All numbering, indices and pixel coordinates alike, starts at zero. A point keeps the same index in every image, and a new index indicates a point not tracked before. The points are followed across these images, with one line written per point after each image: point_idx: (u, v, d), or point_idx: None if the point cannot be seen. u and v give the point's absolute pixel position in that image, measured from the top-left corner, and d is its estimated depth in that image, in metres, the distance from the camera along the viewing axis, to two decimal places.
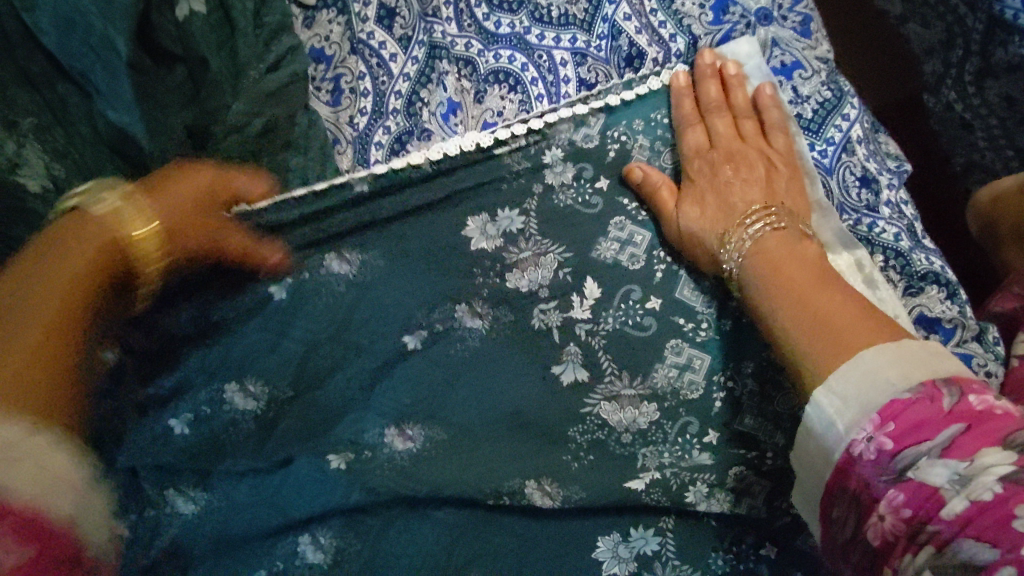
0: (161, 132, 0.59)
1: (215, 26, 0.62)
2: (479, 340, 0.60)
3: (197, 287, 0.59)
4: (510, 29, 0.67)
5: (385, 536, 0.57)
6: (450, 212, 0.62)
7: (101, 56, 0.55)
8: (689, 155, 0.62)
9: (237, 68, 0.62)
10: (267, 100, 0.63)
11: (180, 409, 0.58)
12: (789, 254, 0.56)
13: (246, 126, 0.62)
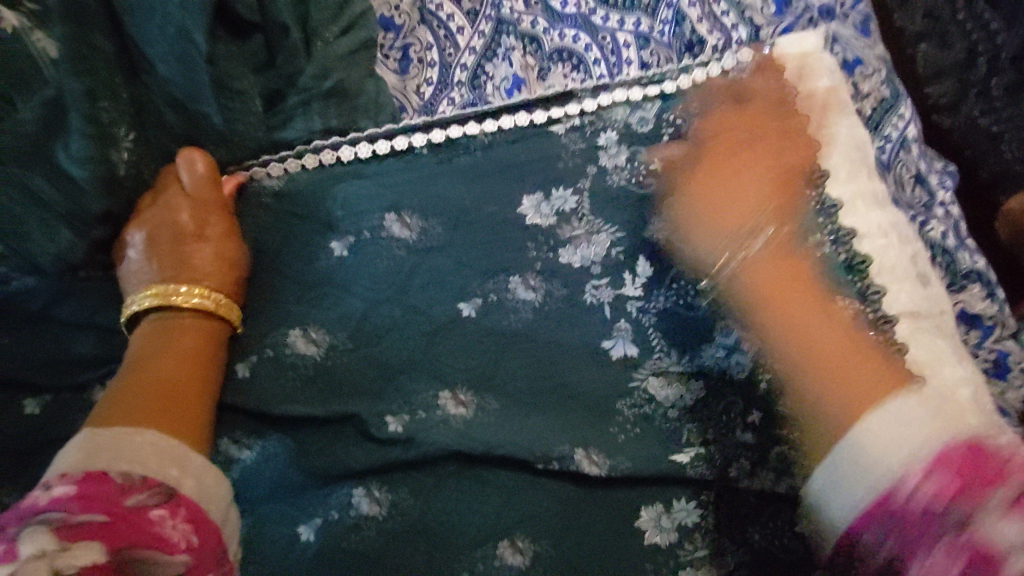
0: (234, 99, 0.64)
1: None
2: (534, 310, 0.63)
3: (274, 246, 0.64)
4: (576, 9, 0.69)
5: (437, 493, 0.59)
6: (510, 188, 0.65)
7: (177, 35, 0.59)
8: (703, 161, 0.64)
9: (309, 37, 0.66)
10: (337, 63, 0.66)
11: (246, 353, 0.61)
12: (792, 272, 0.58)
13: (314, 87, 0.65)
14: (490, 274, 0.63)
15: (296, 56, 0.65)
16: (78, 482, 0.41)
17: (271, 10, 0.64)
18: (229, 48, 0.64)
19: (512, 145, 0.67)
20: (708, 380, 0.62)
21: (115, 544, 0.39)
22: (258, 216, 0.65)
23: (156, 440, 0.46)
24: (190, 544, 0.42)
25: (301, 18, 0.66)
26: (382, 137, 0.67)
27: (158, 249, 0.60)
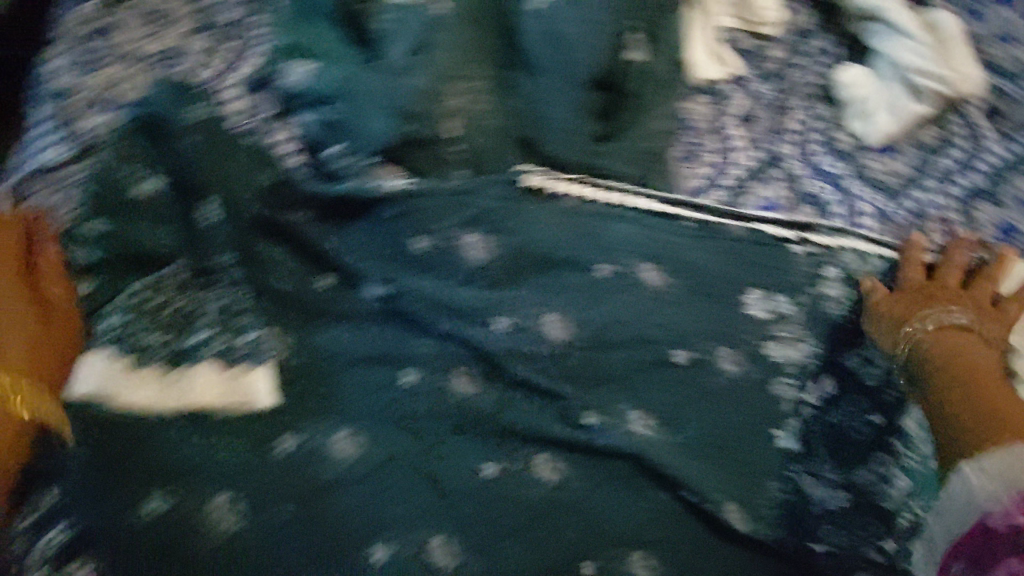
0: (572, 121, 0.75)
1: (647, 66, 0.78)
2: (726, 380, 0.74)
3: (549, 237, 0.72)
4: (835, 171, 0.85)
5: (601, 486, 0.69)
6: (739, 280, 0.79)
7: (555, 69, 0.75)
8: (903, 284, 0.78)
9: (641, 99, 0.78)
10: (655, 130, 0.78)
11: (507, 311, 0.71)
12: (957, 361, 0.71)
13: (623, 139, 0.78)
14: (706, 338, 0.75)
15: (618, 109, 0.79)
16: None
17: (624, 76, 0.78)
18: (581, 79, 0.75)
19: (754, 248, 0.80)
20: (854, 496, 0.71)
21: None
22: (539, 206, 0.73)
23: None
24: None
25: (642, 81, 0.78)
26: (659, 193, 0.79)
27: (61, 232, 0.69)
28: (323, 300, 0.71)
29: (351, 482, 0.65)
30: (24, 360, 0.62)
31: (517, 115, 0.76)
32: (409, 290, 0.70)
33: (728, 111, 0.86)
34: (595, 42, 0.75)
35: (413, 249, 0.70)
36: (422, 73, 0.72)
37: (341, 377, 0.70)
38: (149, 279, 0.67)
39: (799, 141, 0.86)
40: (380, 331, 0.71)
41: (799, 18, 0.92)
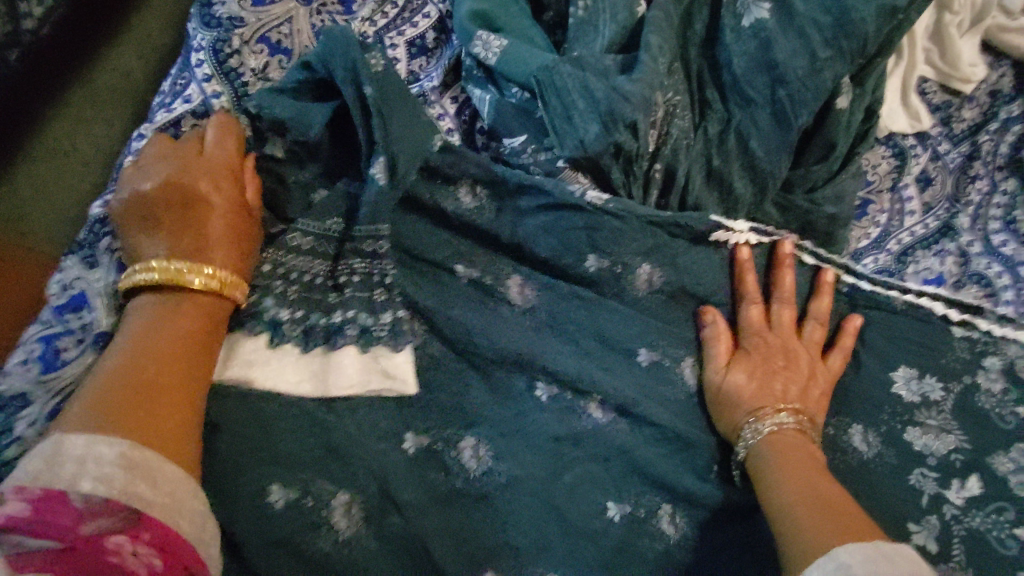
0: (769, 153, 0.67)
1: (851, 110, 0.72)
2: (858, 461, 0.69)
3: (717, 279, 0.68)
4: (1010, 253, 0.78)
5: (718, 556, 0.62)
6: (893, 356, 0.73)
7: (764, 92, 0.67)
8: (748, 329, 0.66)
9: (838, 143, 0.72)
10: (842, 180, 0.72)
11: (652, 345, 0.66)
12: (799, 453, 0.59)
13: (803, 185, 0.72)
14: (846, 412, 0.71)
15: (809, 158, 0.72)
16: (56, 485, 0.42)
17: (830, 115, 0.70)
18: (797, 109, 0.67)
19: (914, 322, 0.74)
20: None
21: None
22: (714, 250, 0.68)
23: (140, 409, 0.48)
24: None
25: (842, 125, 0.72)
26: (831, 247, 0.73)
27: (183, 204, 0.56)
28: (468, 296, 0.66)
29: (467, 499, 0.60)
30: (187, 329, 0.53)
31: (712, 141, 0.69)
32: (563, 303, 0.66)
33: (908, 171, 0.81)
34: (816, 74, 0.66)
35: (580, 266, 0.65)
36: (629, 76, 0.65)
37: (468, 380, 0.64)
38: (277, 245, 0.62)
39: (976, 216, 0.80)
40: (520, 345, 0.65)
41: (996, 85, 0.85)
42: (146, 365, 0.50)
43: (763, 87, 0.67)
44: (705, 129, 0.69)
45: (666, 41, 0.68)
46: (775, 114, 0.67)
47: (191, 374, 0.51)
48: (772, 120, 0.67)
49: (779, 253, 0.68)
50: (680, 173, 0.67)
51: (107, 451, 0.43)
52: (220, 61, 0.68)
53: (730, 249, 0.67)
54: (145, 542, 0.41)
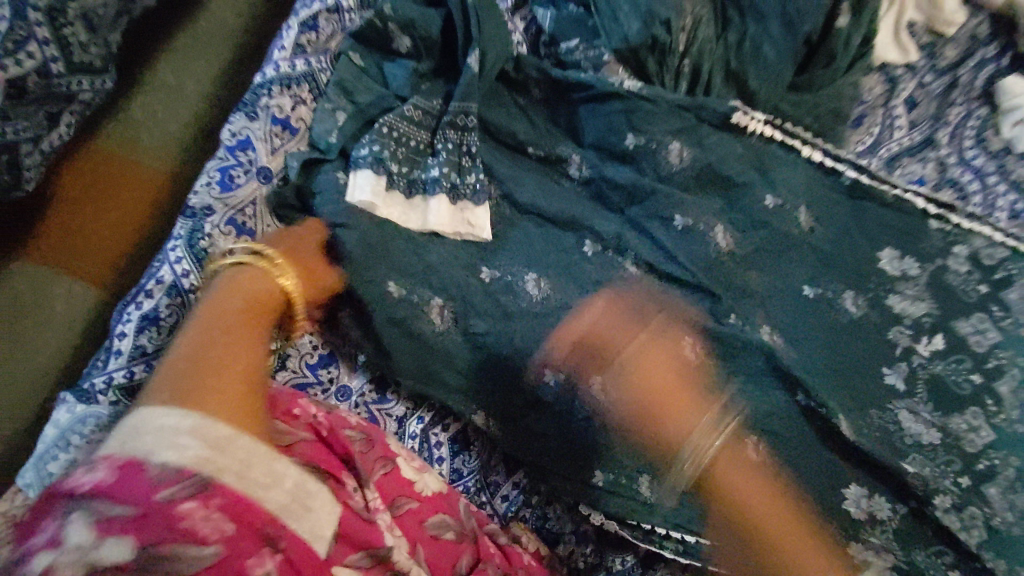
0: (777, 65, 0.85)
1: (848, 34, 0.88)
2: (846, 318, 0.85)
3: (730, 162, 0.84)
4: (980, 165, 0.95)
5: (728, 378, 0.80)
6: (878, 239, 0.88)
7: (775, 14, 0.85)
8: None
9: (836, 61, 0.88)
10: (840, 91, 0.89)
11: (684, 213, 0.82)
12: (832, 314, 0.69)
13: (807, 95, 0.88)
14: (839, 281, 0.86)
15: (814, 66, 0.89)
16: (118, 465, 0.44)
17: (830, 37, 0.88)
18: (801, 29, 0.85)
19: (896, 213, 0.89)
20: (946, 437, 0.80)
21: (142, 540, 0.40)
22: (732, 137, 0.85)
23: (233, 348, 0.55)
24: (223, 535, 0.43)
25: (841, 45, 0.88)
26: (833, 144, 0.90)
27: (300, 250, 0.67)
28: (532, 169, 0.83)
29: (532, 316, 0.76)
30: (249, 315, 0.59)
31: (731, 50, 0.85)
32: (608, 177, 0.82)
33: (898, 94, 0.96)
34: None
35: (624, 144, 0.82)
36: None
37: (532, 230, 0.80)
38: (395, 113, 0.76)
39: (954, 134, 0.96)
40: (574, 209, 0.81)
41: (975, 30, 1.00)
42: (192, 356, 0.53)
43: (776, 10, 0.85)
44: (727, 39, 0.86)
45: None
46: (785, 32, 0.85)
47: (237, 356, 0.55)
48: (782, 36, 0.85)
49: (784, 141, 0.86)
50: (708, 79, 0.85)
51: (182, 422, 0.47)
52: None
53: (748, 134, 0.85)
54: (217, 508, 0.44)
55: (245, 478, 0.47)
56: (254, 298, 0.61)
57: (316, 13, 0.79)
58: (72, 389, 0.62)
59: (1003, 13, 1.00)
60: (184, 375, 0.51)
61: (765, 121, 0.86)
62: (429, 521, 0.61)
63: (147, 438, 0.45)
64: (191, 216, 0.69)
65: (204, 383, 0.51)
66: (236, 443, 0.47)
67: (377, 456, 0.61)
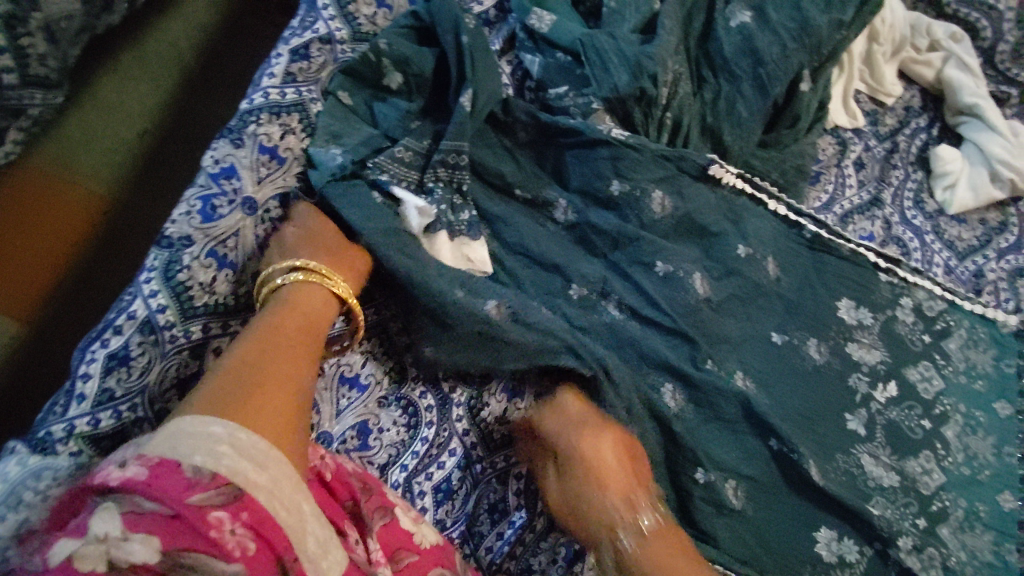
0: (750, 121, 0.90)
1: (809, 97, 0.95)
2: (811, 364, 0.88)
3: (707, 213, 0.87)
4: (919, 224, 1.03)
5: (706, 423, 0.81)
6: (836, 289, 0.94)
7: (747, 74, 0.90)
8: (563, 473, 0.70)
9: (798, 122, 0.95)
10: (801, 150, 0.95)
11: (666, 259, 0.84)
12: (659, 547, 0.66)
13: (773, 152, 0.94)
14: (802, 328, 0.90)
15: (780, 125, 0.95)
16: (151, 464, 0.42)
17: (794, 99, 0.94)
18: (771, 89, 0.90)
19: (851, 264, 0.96)
20: (903, 480, 0.85)
21: (171, 545, 0.39)
22: (708, 189, 0.88)
23: (284, 373, 0.56)
24: (247, 553, 0.41)
25: (803, 107, 0.94)
26: (794, 200, 0.95)
27: (339, 261, 0.67)
28: (520, 212, 0.83)
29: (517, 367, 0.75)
30: (302, 334, 0.60)
31: (708, 105, 0.90)
32: (592, 222, 0.83)
33: (848, 155, 1.04)
34: (785, 59, 0.90)
35: (608, 189, 0.83)
36: (653, 45, 0.85)
37: (519, 271, 0.81)
38: (386, 154, 0.74)
39: (896, 195, 1.04)
40: (558, 253, 0.82)
41: (909, 102, 1.11)
42: (242, 368, 0.54)
43: (748, 70, 0.90)
44: (703, 95, 0.91)
45: (679, 30, 0.89)
46: (756, 91, 0.90)
47: (288, 378, 0.55)
48: (754, 95, 0.90)
49: (753, 194, 0.91)
50: (686, 132, 0.89)
51: (220, 431, 0.46)
52: (342, 6, 0.83)
53: (721, 185, 0.89)
54: (242, 524, 0.42)
55: (274, 499, 0.45)
56: (303, 318, 0.62)
57: (309, 42, 0.79)
58: (21, 439, 0.56)
59: (931, 89, 1.12)
60: (234, 391, 0.51)
61: (736, 173, 0.90)
62: (430, 575, 0.59)
63: (183, 444, 0.44)
64: (167, 245, 0.64)
65: (254, 401, 0.51)
66: (274, 464, 0.47)
67: (377, 505, 0.60)
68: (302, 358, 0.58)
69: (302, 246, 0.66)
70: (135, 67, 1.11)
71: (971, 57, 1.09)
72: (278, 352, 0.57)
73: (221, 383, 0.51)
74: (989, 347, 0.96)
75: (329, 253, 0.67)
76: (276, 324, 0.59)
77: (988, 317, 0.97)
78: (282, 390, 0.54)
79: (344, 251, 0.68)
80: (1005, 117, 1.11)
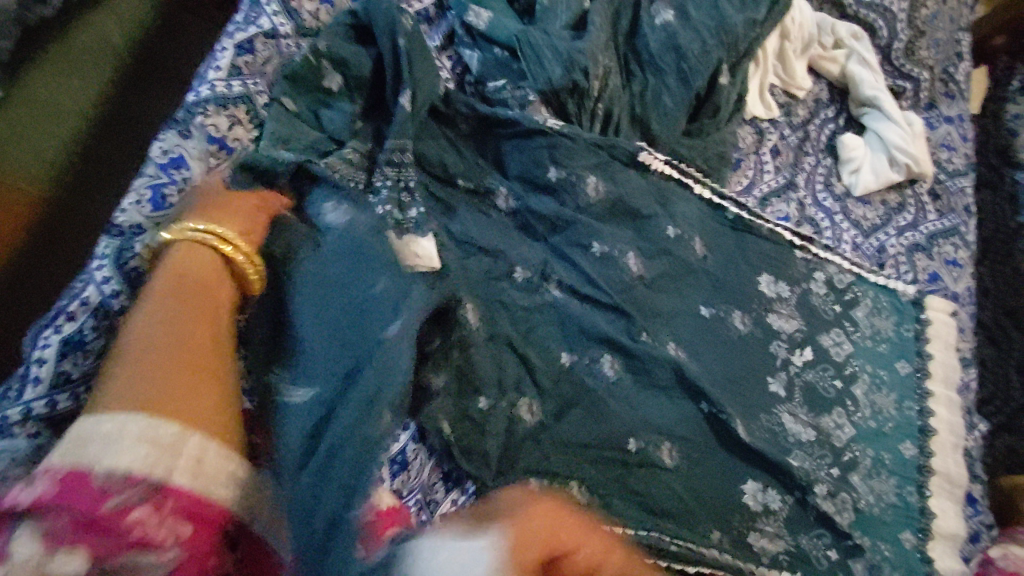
0: (675, 111, 0.97)
1: (729, 89, 1.03)
2: (736, 334, 0.97)
3: (639, 197, 0.94)
4: (829, 206, 1.13)
5: (643, 391, 0.87)
6: (757, 266, 1.02)
7: (671, 69, 0.97)
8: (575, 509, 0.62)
9: (720, 112, 1.03)
10: (722, 138, 1.03)
11: (601, 241, 0.90)
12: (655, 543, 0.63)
13: (698, 140, 1.01)
14: (727, 302, 0.98)
15: (703, 115, 1.03)
16: (57, 477, 0.43)
17: (715, 92, 1.02)
18: (694, 81, 0.97)
19: (769, 243, 1.04)
20: (818, 434, 0.94)
21: (95, 552, 0.43)
22: (639, 175, 0.95)
23: (190, 341, 0.56)
24: (179, 539, 0.46)
25: (723, 99, 1.02)
26: (718, 183, 1.03)
27: (226, 210, 0.66)
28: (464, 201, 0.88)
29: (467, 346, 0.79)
30: (206, 292, 0.60)
31: (636, 97, 0.97)
32: (531, 207, 0.89)
33: (765, 143, 1.13)
34: (705, 55, 0.98)
35: (545, 177, 0.89)
36: (584, 41, 0.92)
37: (464, 256, 0.85)
38: (335, 155, 0.77)
39: (808, 179, 1.14)
40: (500, 239, 0.87)
41: (818, 94, 1.21)
42: (143, 348, 0.54)
43: (672, 65, 0.98)
44: (631, 87, 0.98)
45: (607, 28, 0.96)
46: (678, 84, 0.98)
47: (194, 346, 0.56)
48: (678, 87, 0.97)
49: (680, 179, 0.98)
50: (618, 123, 0.95)
51: (131, 425, 0.48)
52: (286, 4, 0.86)
53: (651, 171, 0.96)
54: (172, 511, 0.46)
55: (199, 476, 0.49)
56: (203, 273, 0.61)
57: (253, 36, 0.82)
58: None
59: (837, 83, 1.23)
60: (145, 377, 0.52)
61: (664, 160, 0.97)
62: (391, 535, 0.62)
63: (94, 449, 0.46)
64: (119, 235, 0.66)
65: (163, 386, 0.52)
66: (192, 443, 0.50)
67: None
68: (207, 318, 0.58)
69: (195, 212, 0.65)
70: (67, 64, 1.04)
71: (870, 53, 1.20)
72: (182, 316, 0.57)
73: (129, 372, 0.52)
74: (891, 314, 1.06)
75: (228, 212, 0.66)
76: (177, 283, 0.59)
77: (889, 287, 1.08)
78: (191, 363, 0.54)
79: (239, 207, 0.67)
80: (901, 109, 1.22)
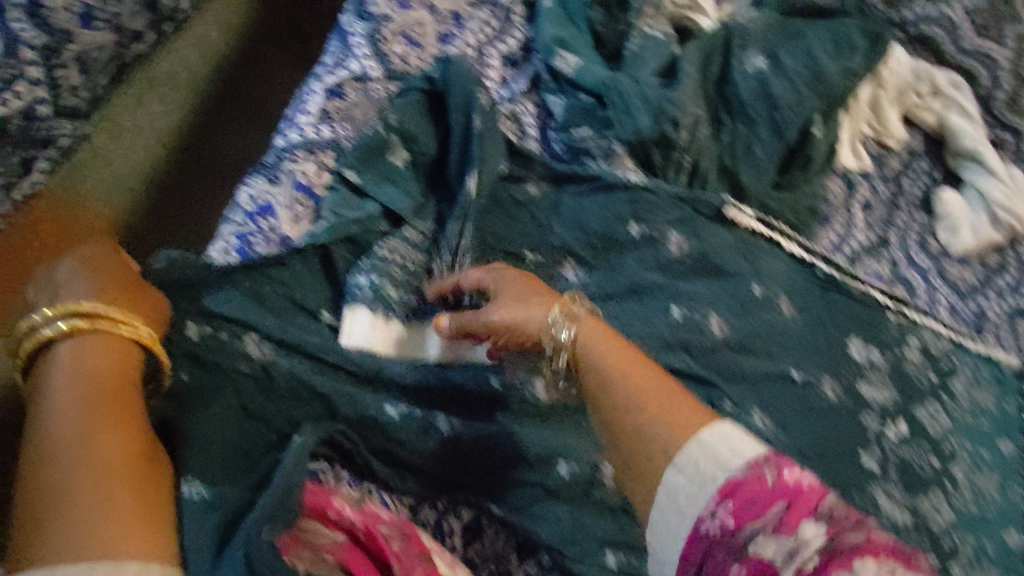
0: (766, 163, 0.92)
1: (823, 140, 0.98)
2: (826, 402, 0.89)
3: (726, 253, 0.88)
4: (923, 266, 1.06)
5: None
6: (846, 329, 0.96)
7: (762, 119, 0.93)
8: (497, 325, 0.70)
9: (813, 164, 0.97)
10: (816, 190, 0.97)
11: (681, 303, 0.84)
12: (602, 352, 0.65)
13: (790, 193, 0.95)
14: (816, 368, 0.91)
15: (793, 167, 0.97)
16: None
17: (808, 143, 0.97)
18: (787, 133, 0.92)
19: (860, 304, 0.98)
20: (914, 518, 0.86)
21: None
22: (727, 230, 0.90)
23: (105, 438, 0.51)
24: None
25: (817, 150, 0.97)
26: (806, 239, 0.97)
27: (107, 276, 0.62)
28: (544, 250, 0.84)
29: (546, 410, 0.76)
30: (112, 390, 0.55)
31: (725, 148, 0.93)
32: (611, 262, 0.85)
33: (856, 198, 1.07)
34: (799, 106, 0.94)
35: (628, 232, 0.85)
36: (675, 90, 0.88)
37: None
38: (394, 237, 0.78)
39: (900, 236, 1.07)
40: (580, 295, 0.83)
41: (912, 145, 1.14)
42: (59, 461, 0.49)
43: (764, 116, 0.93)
44: (720, 138, 0.93)
45: (698, 76, 0.93)
46: (768, 135, 0.93)
47: (111, 442, 0.52)
48: (770, 138, 0.93)
49: (768, 235, 0.92)
50: (706, 174, 0.91)
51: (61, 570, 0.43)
52: (376, 47, 0.87)
53: (738, 226, 0.90)
54: None
55: None
56: (108, 368, 0.56)
57: (343, 81, 0.84)
58: None
59: (933, 133, 1.16)
60: (71, 491, 0.47)
61: (753, 215, 0.92)
62: None
63: None
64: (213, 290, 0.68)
65: (87, 503, 0.47)
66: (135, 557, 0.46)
67: (417, 553, 0.57)
68: (123, 423, 0.54)
69: (89, 277, 0.61)
70: (165, 90, 1.01)
71: (971, 103, 1.13)
72: (95, 420, 0.52)
73: (50, 488, 0.47)
74: (991, 386, 0.98)
75: (115, 284, 0.62)
76: (73, 388, 0.53)
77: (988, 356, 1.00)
78: (99, 467, 0.49)
79: (111, 268, 0.63)
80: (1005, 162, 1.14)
